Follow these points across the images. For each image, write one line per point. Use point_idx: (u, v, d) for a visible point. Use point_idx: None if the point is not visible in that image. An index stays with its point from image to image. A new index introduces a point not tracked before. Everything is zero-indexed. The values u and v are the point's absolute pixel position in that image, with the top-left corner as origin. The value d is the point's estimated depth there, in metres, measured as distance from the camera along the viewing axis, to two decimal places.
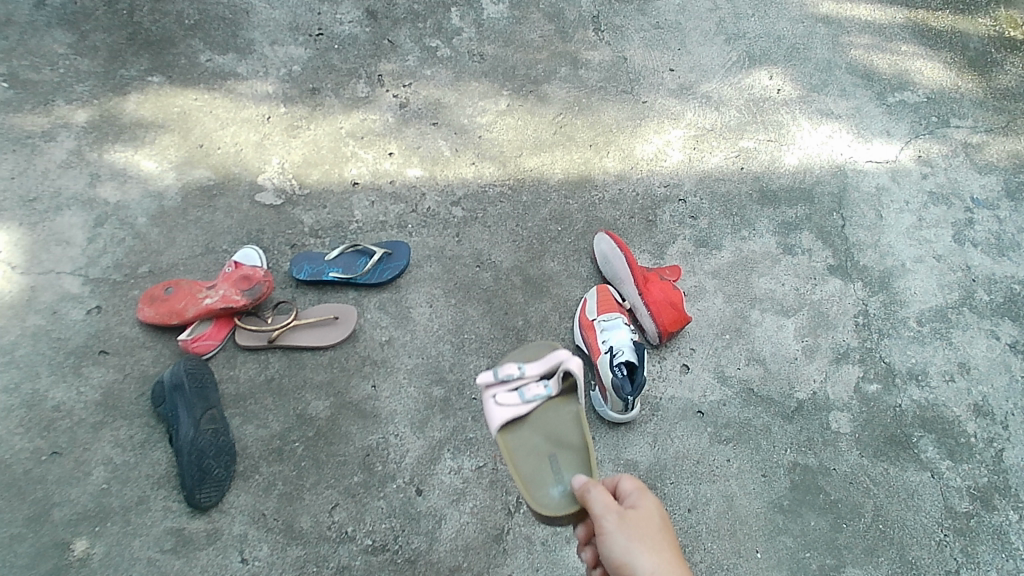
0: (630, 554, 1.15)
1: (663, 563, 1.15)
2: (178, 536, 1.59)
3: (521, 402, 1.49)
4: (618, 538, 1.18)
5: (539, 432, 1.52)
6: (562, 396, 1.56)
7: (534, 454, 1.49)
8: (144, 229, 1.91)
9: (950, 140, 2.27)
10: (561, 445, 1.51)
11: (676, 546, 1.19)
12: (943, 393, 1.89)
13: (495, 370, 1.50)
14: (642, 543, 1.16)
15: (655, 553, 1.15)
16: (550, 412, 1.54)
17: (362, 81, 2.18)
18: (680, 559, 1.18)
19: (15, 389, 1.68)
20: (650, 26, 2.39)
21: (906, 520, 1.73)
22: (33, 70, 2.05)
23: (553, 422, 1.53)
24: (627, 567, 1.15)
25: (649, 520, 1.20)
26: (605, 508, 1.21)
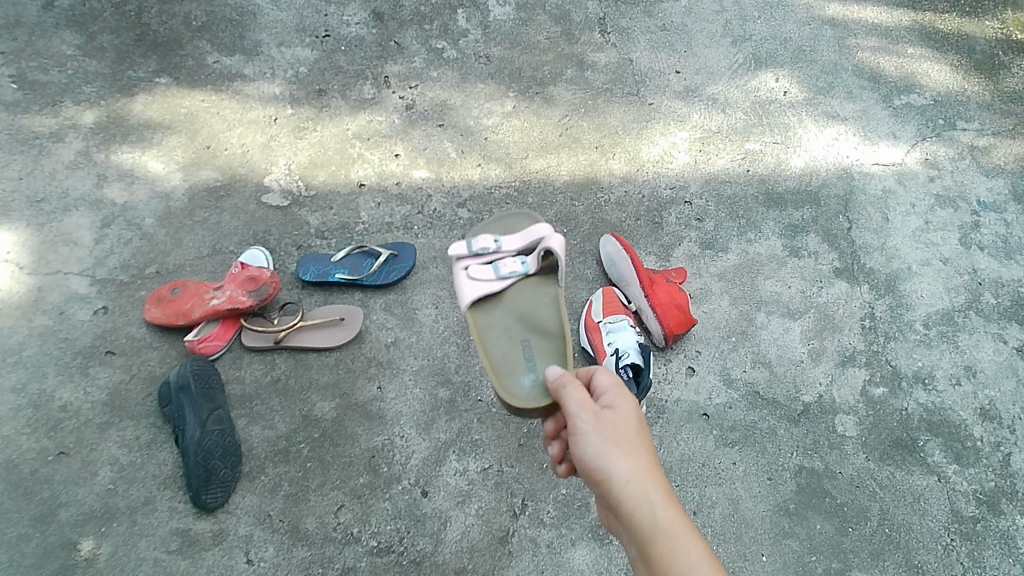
0: (604, 458, 1.18)
1: (637, 468, 1.18)
2: (185, 536, 1.59)
3: (494, 277, 1.58)
4: (592, 441, 1.20)
5: (514, 315, 1.60)
6: (541, 281, 1.63)
7: (508, 336, 1.58)
8: (151, 229, 1.91)
9: (956, 143, 2.27)
10: (537, 331, 1.59)
11: (649, 448, 1.22)
12: (949, 396, 1.88)
13: (471, 243, 1.61)
14: (615, 447, 1.19)
15: (629, 458, 1.18)
16: (528, 293, 1.61)
17: (368, 82, 2.19)
18: (653, 462, 1.21)
19: (22, 389, 1.69)
20: (656, 28, 2.39)
21: (912, 525, 1.73)
22: (41, 71, 2.05)
23: (531, 305, 1.60)
24: (601, 470, 1.18)
25: (624, 423, 1.23)
26: (581, 409, 1.24)
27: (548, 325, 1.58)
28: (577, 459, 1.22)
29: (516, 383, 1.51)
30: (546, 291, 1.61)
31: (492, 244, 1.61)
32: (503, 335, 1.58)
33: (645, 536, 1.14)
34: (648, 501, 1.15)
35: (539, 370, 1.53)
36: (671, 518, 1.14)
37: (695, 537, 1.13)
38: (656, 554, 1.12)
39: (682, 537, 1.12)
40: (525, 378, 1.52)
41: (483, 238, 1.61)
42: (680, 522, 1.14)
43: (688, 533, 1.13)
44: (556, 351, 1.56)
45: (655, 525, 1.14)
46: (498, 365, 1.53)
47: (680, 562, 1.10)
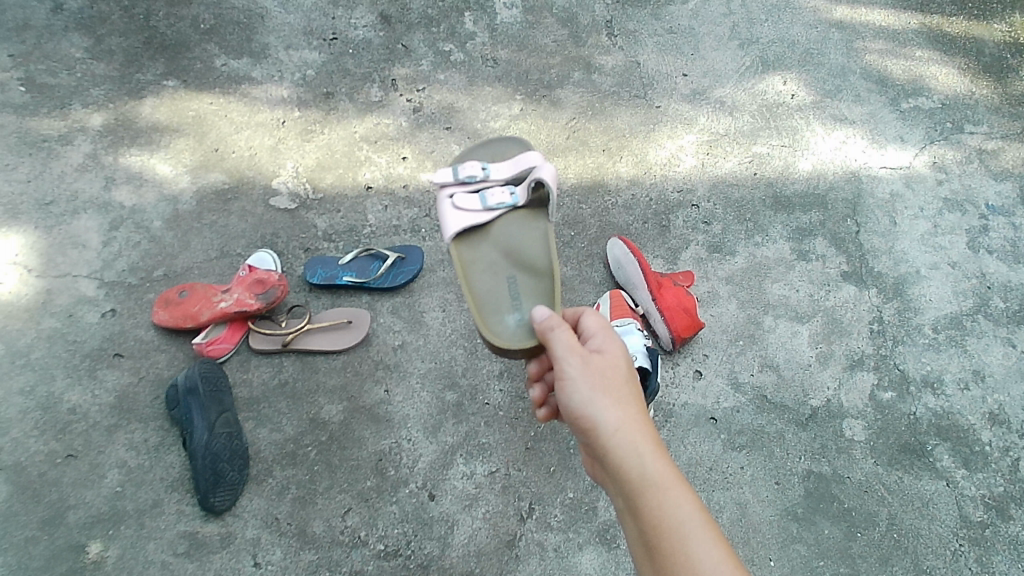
0: (591, 406, 1.20)
1: (625, 417, 1.19)
2: (192, 539, 1.59)
3: (481, 207, 1.57)
4: (580, 387, 1.22)
5: (501, 250, 1.58)
6: (531, 215, 1.61)
7: (493, 272, 1.56)
8: (159, 232, 1.92)
9: (965, 147, 2.26)
10: (524, 268, 1.57)
11: (636, 397, 1.24)
12: (958, 401, 1.88)
13: (458, 171, 1.61)
14: (602, 395, 1.21)
15: (617, 406, 1.20)
16: (517, 228, 1.60)
17: (376, 85, 2.19)
18: (640, 411, 1.22)
19: (31, 392, 1.69)
20: (663, 31, 2.39)
21: (921, 530, 1.72)
22: (50, 74, 2.06)
23: (519, 241, 1.58)
24: (588, 416, 1.20)
25: (613, 374, 1.24)
26: (569, 353, 1.25)
27: (536, 262, 1.56)
28: (565, 406, 1.24)
29: (501, 320, 1.49)
30: (534, 227, 1.59)
31: (479, 173, 1.61)
32: (487, 271, 1.56)
33: (633, 485, 1.14)
34: (636, 450, 1.16)
35: (525, 308, 1.51)
36: (660, 468, 1.15)
37: (684, 489, 1.13)
38: (644, 503, 1.12)
39: (671, 488, 1.13)
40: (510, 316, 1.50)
41: (471, 166, 1.61)
42: (670, 473, 1.14)
43: (677, 484, 1.13)
44: (543, 288, 1.54)
45: (644, 475, 1.14)
46: (482, 302, 1.52)
47: (668, 510, 1.10)
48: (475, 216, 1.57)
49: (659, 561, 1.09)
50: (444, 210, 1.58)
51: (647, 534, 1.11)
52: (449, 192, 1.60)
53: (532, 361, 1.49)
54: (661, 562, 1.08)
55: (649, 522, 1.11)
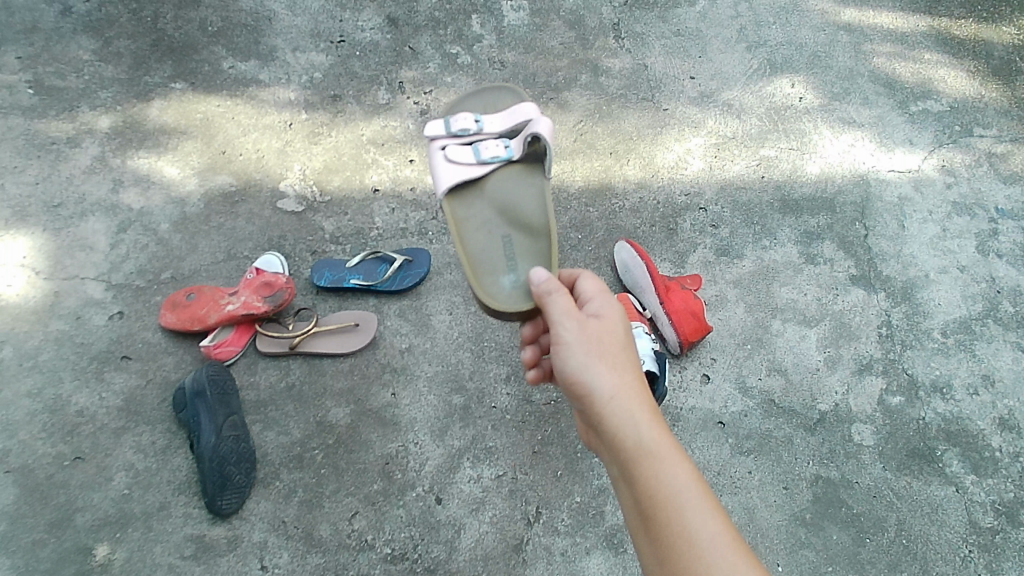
0: (587, 372, 1.19)
1: (622, 386, 1.19)
2: (199, 542, 1.59)
3: (475, 161, 1.56)
4: (575, 353, 1.21)
5: (496, 207, 1.56)
6: (526, 170, 1.59)
7: (488, 230, 1.54)
8: (167, 235, 1.92)
9: (973, 150, 2.25)
10: (520, 226, 1.54)
11: (633, 364, 1.24)
12: (967, 406, 1.87)
13: (451, 126, 1.63)
14: (599, 361, 1.20)
15: (613, 374, 1.20)
16: (512, 183, 1.58)
17: (383, 87, 2.19)
18: (637, 378, 1.22)
19: (39, 394, 1.69)
20: (671, 33, 2.38)
21: (930, 535, 1.71)
22: (58, 76, 2.06)
23: (514, 198, 1.56)
24: (584, 382, 1.19)
25: (610, 340, 1.24)
26: (565, 317, 1.24)
27: (531, 220, 1.54)
28: (560, 372, 1.23)
29: (495, 280, 1.48)
30: (531, 183, 1.57)
31: (473, 128, 1.62)
32: (481, 228, 1.55)
33: (629, 454, 1.14)
34: (632, 419, 1.16)
35: (520, 268, 1.49)
36: (656, 437, 1.15)
37: (681, 459, 1.13)
38: (640, 471, 1.12)
39: (668, 457, 1.12)
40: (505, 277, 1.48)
41: (464, 120, 1.62)
42: (667, 443, 1.14)
43: (673, 454, 1.13)
44: (538, 247, 1.52)
45: (641, 443, 1.14)
46: (476, 260, 1.50)
47: (664, 479, 1.10)
48: (467, 168, 1.56)
49: (654, 531, 1.08)
50: (436, 162, 1.59)
51: (641, 503, 1.11)
52: (442, 146, 1.62)
53: (527, 323, 1.52)
54: (656, 532, 1.08)
55: (644, 491, 1.11)
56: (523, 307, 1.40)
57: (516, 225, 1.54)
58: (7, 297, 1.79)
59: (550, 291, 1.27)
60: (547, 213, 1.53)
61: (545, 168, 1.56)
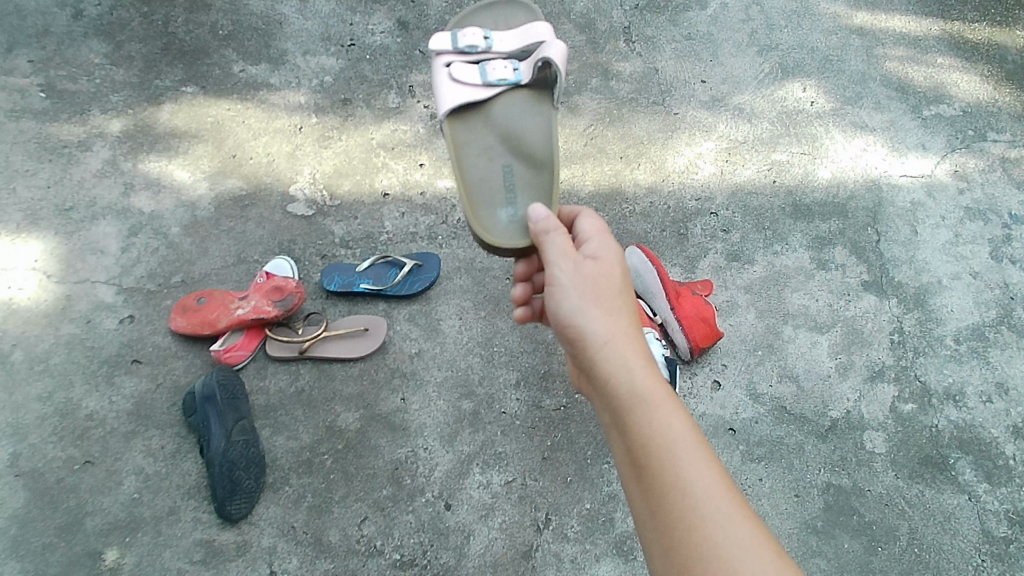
0: (580, 315, 1.17)
1: (616, 330, 1.16)
2: (208, 547, 1.59)
3: (481, 83, 1.56)
4: (570, 295, 1.19)
5: (498, 133, 1.57)
6: (533, 98, 1.59)
7: (488, 157, 1.56)
8: (177, 238, 1.92)
9: (987, 155, 2.24)
10: (521, 156, 1.56)
11: (630, 308, 1.21)
12: (980, 413, 1.85)
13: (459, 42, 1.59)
14: (593, 304, 1.18)
15: (608, 318, 1.17)
16: (518, 110, 1.58)
17: (393, 91, 2.19)
18: (633, 322, 1.19)
19: (49, 398, 1.69)
20: (682, 37, 2.37)
21: (942, 544, 1.70)
22: (70, 80, 2.07)
23: (519, 126, 1.57)
24: (577, 327, 1.17)
25: (605, 281, 1.21)
26: (561, 258, 1.24)
27: (534, 152, 1.56)
28: (553, 315, 1.21)
29: (493, 211, 1.51)
30: (537, 112, 1.58)
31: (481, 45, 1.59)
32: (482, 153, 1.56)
33: (623, 401, 1.11)
34: (626, 364, 1.13)
35: (519, 202, 1.52)
36: (650, 383, 1.11)
37: (675, 407, 1.10)
38: (633, 419, 1.09)
39: (662, 405, 1.09)
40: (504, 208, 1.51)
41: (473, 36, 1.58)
42: (662, 390, 1.11)
43: (667, 401, 1.10)
44: (538, 180, 1.55)
45: (635, 390, 1.11)
46: (475, 188, 1.53)
47: (658, 429, 1.07)
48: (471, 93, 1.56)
49: (645, 479, 1.06)
50: (440, 80, 1.57)
51: (633, 450, 1.08)
52: (447, 62, 1.59)
53: (520, 262, 1.51)
54: (649, 481, 1.05)
55: (636, 439, 1.08)
56: (520, 245, 1.43)
57: (518, 155, 1.56)
58: (18, 301, 1.79)
59: (548, 230, 1.28)
60: (551, 146, 1.56)
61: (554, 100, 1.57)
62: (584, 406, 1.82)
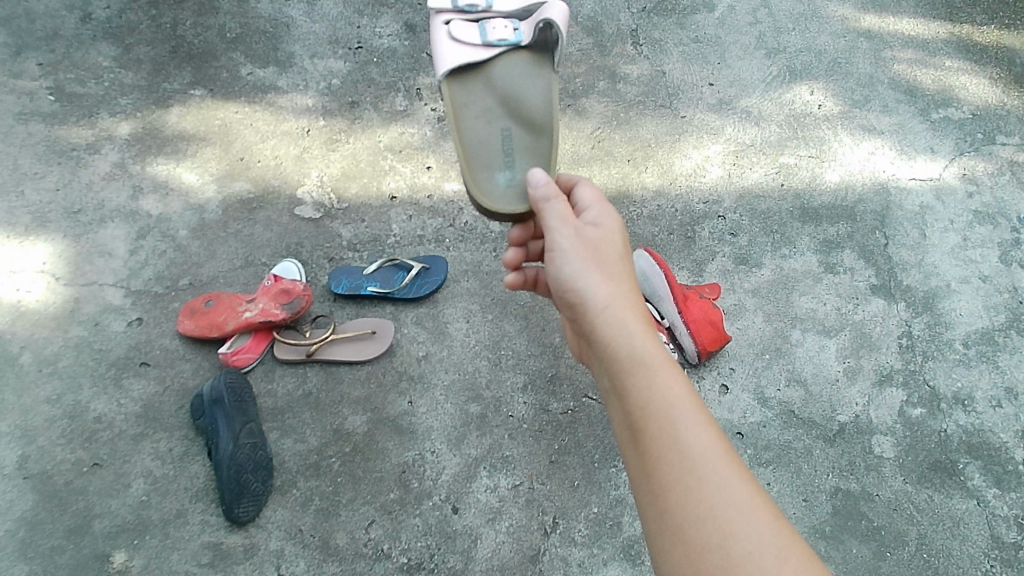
0: (581, 279, 1.16)
1: (617, 295, 1.15)
2: (216, 550, 1.59)
3: (481, 43, 1.53)
4: (570, 260, 1.18)
5: (498, 95, 1.55)
6: (533, 58, 1.57)
7: (488, 119, 1.53)
8: (185, 241, 1.92)
9: (995, 158, 2.23)
10: (521, 118, 1.53)
11: (630, 276, 1.20)
12: (989, 418, 1.85)
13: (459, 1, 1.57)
14: (594, 268, 1.17)
15: (607, 283, 1.16)
16: (518, 71, 1.55)
17: (400, 94, 2.19)
18: (634, 290, 1.18)
19: (58, 400, 1.70)
20: (689, 40, 2.37)
21: (952, 550, 1.69)
22: (78, 83, 2.07)
23: (519, 87, 1.54)
24: (578, 291, 1.16)
25: (606, 248, 1.21)
26: (560, 224, 1.22)
27: (535, 115, 1.53)
28: (554, 280, 1.20)
29: (492, 174, 1.49)
30: (537, 74, 1.55)
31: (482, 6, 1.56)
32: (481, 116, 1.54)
33: (622, 364, 1.09)
34: (626, 328, 1.11)
35: (517, 165, 1.50)
36: (650, 347, 1.10)
37: (675, 372, 1.08)
38: (632, 381, 1.07)
39: (661, 368, 1.08)
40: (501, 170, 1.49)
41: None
42: (661, 354, 1.09)
43: (667, 365, 1.08)
44: (538, 145, 1.53)
45: (633, 353, 1.09)
46: (473, 150, 1.50)
47: (657, 391, 1.05)
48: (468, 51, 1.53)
49: (642, 441, 1.04)
50: (438, 38, 1.54)
51: (630, 412, 1.06)
52: (446, 20, 1.56)
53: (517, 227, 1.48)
54: (645, 442, 1.03)
55: (635, 402, 1.06)
56: (519, 211, 1.43)
57: (518, 119, 1.53)
58: (27, 303, 1.80)
59: (547, 198, 1.24)
60: (551, 109, 1.52)
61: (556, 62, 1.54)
62: (591, 409, 1.82)
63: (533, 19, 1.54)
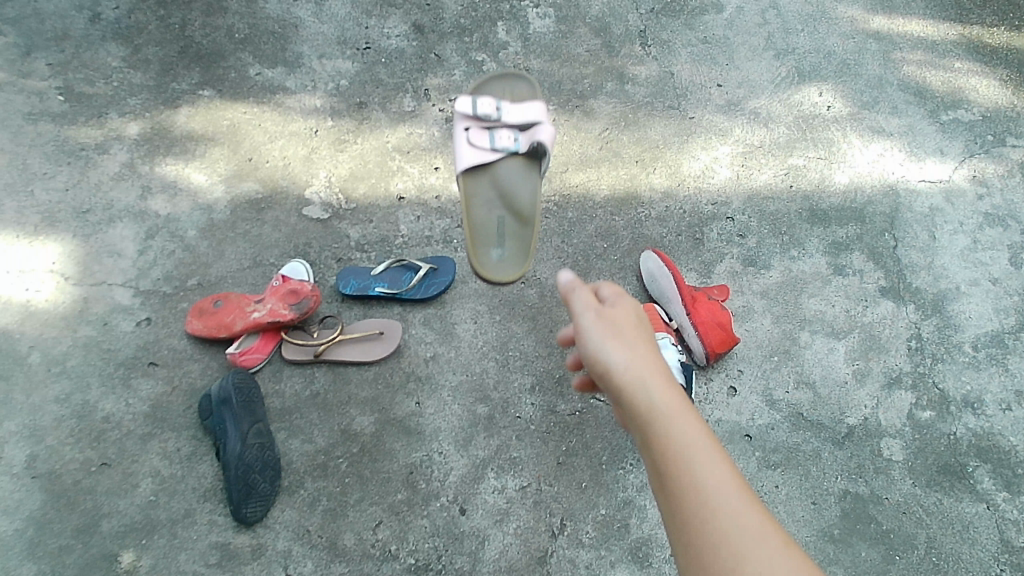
0: (602, 353, 1.03)
1: (643, 365, 1.02)
2: (224, 550, 1.59)
3: (490, 149, 1.77)
4: (591, 331, 1.05)
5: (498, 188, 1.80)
6: (528, 157, 1.81)
7: (489, 208, 1.80)
8: (194, 241, 1.92)
9: (1006, 160, 2.22)
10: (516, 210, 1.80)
11: (655, 348, 1.07)
12: (999, 421, 1.84)
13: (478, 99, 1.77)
14: (617, 341, 1.04)
15: (631, 350, 1.04)
16: (516, 171, 1.80)
17: (408, 95, 2.19)
18: (661, 361, 1.05)
19: (66, 400, 1.70)
20: (697, 40, 2.37)
21: (961, 553, 1.68)
22: (88, 83, 2.08)
23: (517, 184, 1.80)
24: (600, 362, 1.03)
25: (626, 319, 1.08)
26: (579, 297, 1.10)
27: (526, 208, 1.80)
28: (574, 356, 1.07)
29: (487, 250, 1.78)
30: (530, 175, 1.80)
31: (493, 112, 1.76)
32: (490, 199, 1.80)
33: (652, 442, 0.97)
34: (654, 403, 0.98)
35: (508, 246, 1.79)
36: (682, 420, 0.97)
37: (696, 421, 0.98)
38: (664, 461, 0.95)
39: (695, 443, 0.95)
40: (496, 241, 1.79)
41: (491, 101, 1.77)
42: (695, 428, 0.97)
43: (700, 439, 0.96)
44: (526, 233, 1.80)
45: (662, 428, 0.97)
46: (475, 232, 1.79)
47: (690, 470, 0.93)
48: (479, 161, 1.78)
49: (681, 526, 0.92)
50: (458, 140, 1.79)
51: (664, 494, 0.94)
52: (466, 126, 1.78)
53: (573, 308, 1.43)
54: (684, 526, 0.91)
55: (668, 482, 0.94)
56: (508, 278, 1.76)
57: (513, 208, 1.80)
58: (36, 303, 1.80)
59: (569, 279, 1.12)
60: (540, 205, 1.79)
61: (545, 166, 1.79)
62: (599, 411, 1.81)
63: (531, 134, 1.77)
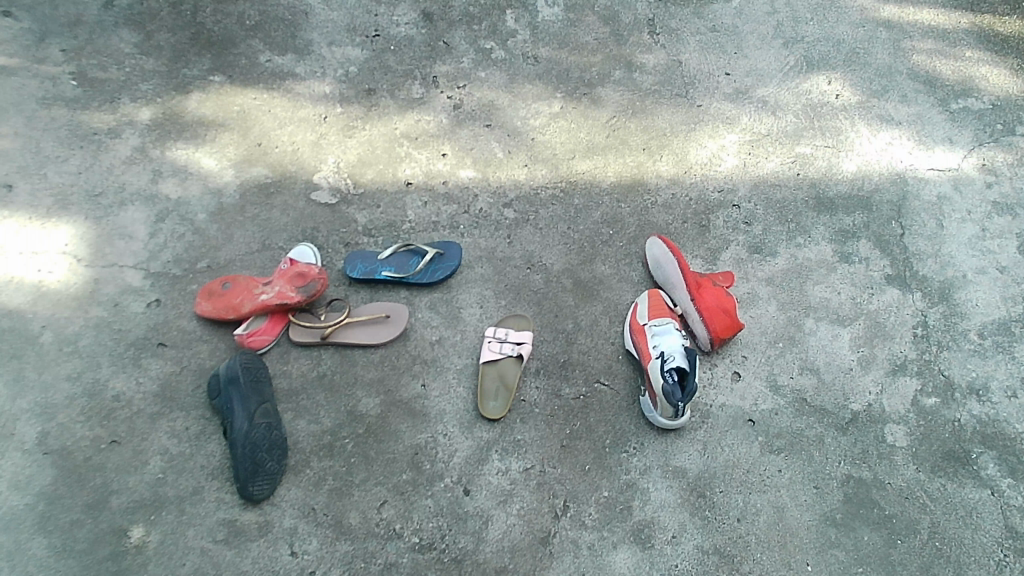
0: None
1: None
2: (230, 527, 1.61)
3: (496, 353, 1.80)
4: None
5: (500, 361, 1.80)
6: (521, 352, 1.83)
7: (493, 376, 1.80)
8: (203, 224, 1.95)
9: (1016, 149, 2.20)
10: (509, 380, 1.79)
11: None
12: (1005, 409, 1.83)
13: (498, 326, 1.86)
14: None
15: None
16: (512, 359, 1.81)
17: (417, 82, 2.22)
18: None
19: (78, 377, 1.73)
20: (706, 29, 2.38)
21: (964, 538, 1.67)
22: (100, 69, 2.13)
23: (512, 359, 1.81)
24: None
25: None
26: None
27: (515, 378, 1.80)
28: None
29: (488, 402, 1.77)
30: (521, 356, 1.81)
31: (501, 335, 1.83)
32: (497, 377, 1.79)
33: None
34: None
35: (502, 400, 1.77)
36: None
37: None
38: None
39: None
40: (491, 402, 1.77)
41: (509, 326, 1.86)
42: None
43: None
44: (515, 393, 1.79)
45: None
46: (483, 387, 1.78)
47: None
48: (493, 347, 1.81)
49: None
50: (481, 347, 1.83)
51: None
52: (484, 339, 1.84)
53: None
54: None
55: None
56: (497, 415, 1.75)
57: (508, 381, 1.79)
58: (48, 283, 1.83)
59: None
60: (520, 375, 1.80)
61: (526, 352, 1.81)
62: (603, 395, 1.81)
63: (519, 340, 1.82)
